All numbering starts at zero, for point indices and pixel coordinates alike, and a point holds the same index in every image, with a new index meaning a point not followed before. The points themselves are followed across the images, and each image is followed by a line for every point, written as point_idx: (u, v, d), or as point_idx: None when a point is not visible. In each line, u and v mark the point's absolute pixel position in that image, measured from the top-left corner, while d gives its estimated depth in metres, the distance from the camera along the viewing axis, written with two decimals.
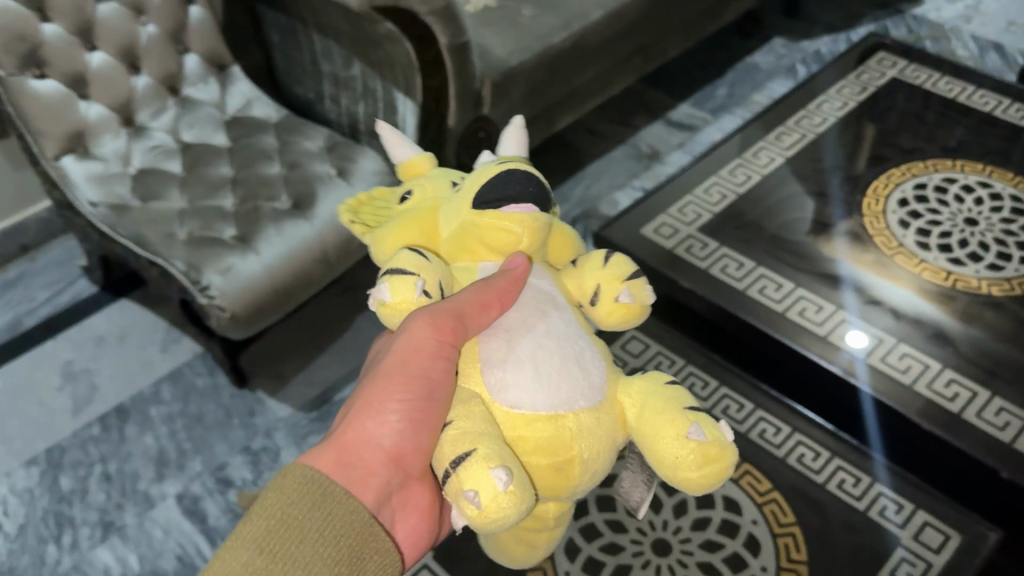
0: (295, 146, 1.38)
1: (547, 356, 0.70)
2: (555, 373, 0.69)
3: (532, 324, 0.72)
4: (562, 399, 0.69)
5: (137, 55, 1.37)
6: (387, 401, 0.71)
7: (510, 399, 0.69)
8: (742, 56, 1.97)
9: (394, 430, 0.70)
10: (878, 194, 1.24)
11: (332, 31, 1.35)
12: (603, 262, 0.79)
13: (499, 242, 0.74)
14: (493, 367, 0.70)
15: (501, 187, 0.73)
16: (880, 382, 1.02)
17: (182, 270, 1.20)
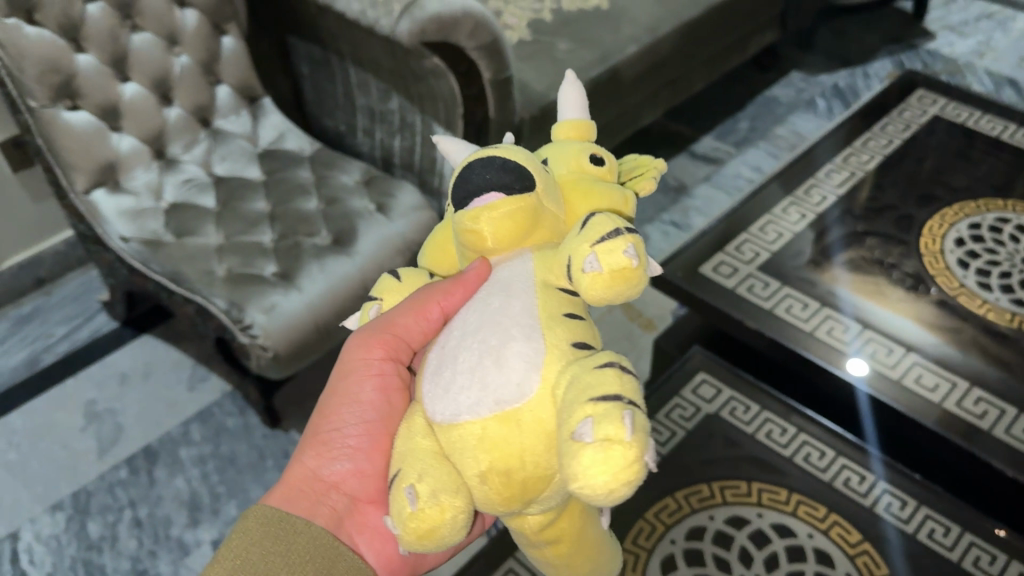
0: (332, 180, 1.35)
1: (466, 356, 0.61)
2: (465, 374, 0.60)
3: (471, 319, 0.65)
4: (480, 399, 0.59)
5: (171, 86, 1.33)
6: (329, 431, 0.77)
7: (433, 406, 0.62)
8: (761, 89, 1.97)
9: (338, 456, 0.76)
10: (932, 233, 1.13)
11: (372, 64, 1.32)
12: (580, 228, 0.65)
13: (473, 243, 0.68)
14: (430, 375, 0.64)
15: (464, 179, 0.67)
16: (946, 422, 0.91)
17: (223, 307, 1.17)
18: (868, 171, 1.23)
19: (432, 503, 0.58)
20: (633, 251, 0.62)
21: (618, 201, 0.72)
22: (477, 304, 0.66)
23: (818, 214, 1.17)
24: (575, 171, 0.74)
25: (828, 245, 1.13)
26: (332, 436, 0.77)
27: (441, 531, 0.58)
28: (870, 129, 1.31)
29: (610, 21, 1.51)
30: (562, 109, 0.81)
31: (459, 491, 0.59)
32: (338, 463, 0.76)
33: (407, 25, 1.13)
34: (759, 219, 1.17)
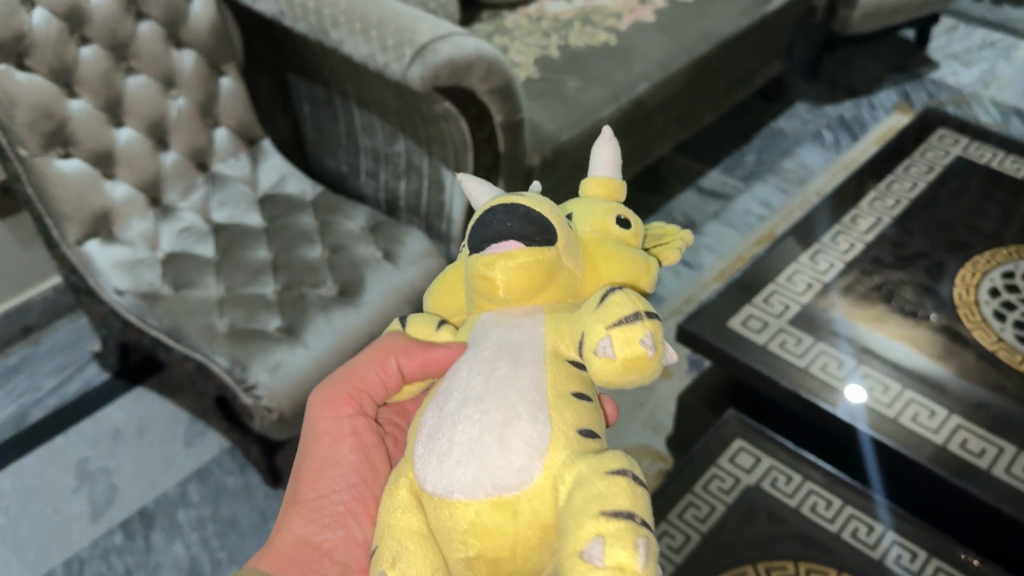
0: (337, 226, 1.30)
1: (464, 428, 0.56)
2: (464, 446, 0.55)
3: (472, 384, 0.59)
4: (472, 478, 0.54)
5: (166, 129, 1.27)
6: (311, 496, 0.77)
7: (423, 475, 0.57)
8: (766, 121, 1.94)
9: (328, 521, 0.76)
10: (965, 283, 1.08)
11: (379, 104, 1.27)
12: (597, 302, 0.60)
13: (484, 290, 0.64)
14: (422, 438, 0.59)
15: (484, 225, 0.63)
16: (999, 491, 0.86)
17: (225, 366, 1.10)
18: (895, 216, 1.19)
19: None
20: (651, 340, 0.58)
21: (638, 272, 0.68)
22: (479, 365, 0.61)
23: (847, 262, 1.13)
24: (599, 231, 0.69)
25: (860, 295, 1.09)
26: (316, 499, 0.77)
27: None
28: (893, 170, 1.27)
29: (620, 57, 1.47)
30: (595, 162, 0.76)
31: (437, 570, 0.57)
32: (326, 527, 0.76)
33: (419, 71, 1.08)
34: (786, 269, 1.12)
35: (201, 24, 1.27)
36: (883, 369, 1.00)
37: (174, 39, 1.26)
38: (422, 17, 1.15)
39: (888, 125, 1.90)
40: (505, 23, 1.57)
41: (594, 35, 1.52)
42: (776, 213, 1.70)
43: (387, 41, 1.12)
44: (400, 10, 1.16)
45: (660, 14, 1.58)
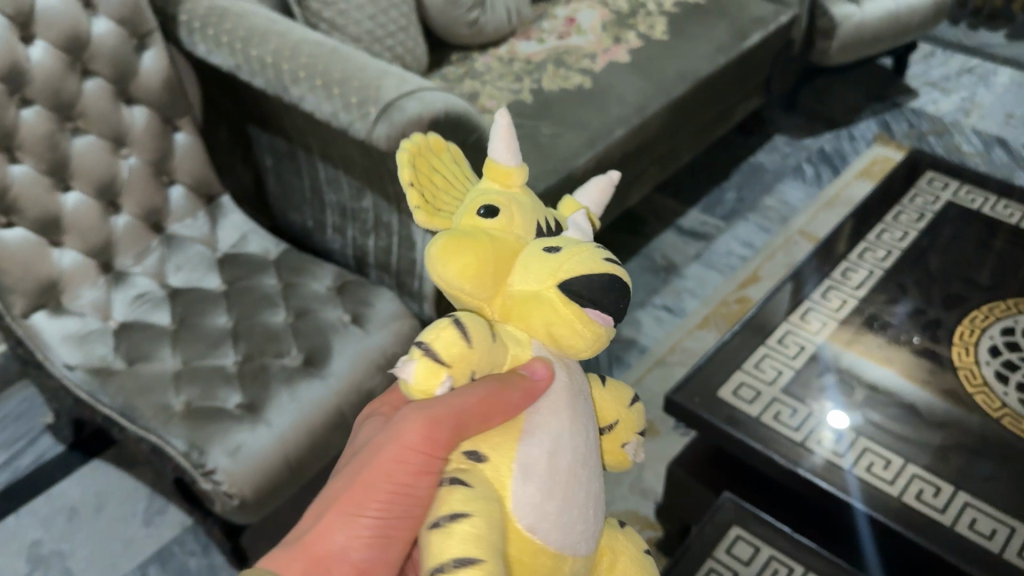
0: (302, 288, 1.23)
1: (575, 486, 0.64)
2: (574, 509, 0.63)
3: (573, 443, 0.65)
4: (572, 539, 0.63)
5: (118, 192, 1.20)
6: (355, 516, 0.55)
7: (526, 519, 0.60)
8: (745, 155, 1.90)
9: (371, 543, 0.54)
10: (963, 342, 1.03)
11: (345, 159, 1.21)
12: (626, 402, 0.75)
13: (566, 336, 0.65)
14: (528, 477, 0.61)
15: (597, 283, 0.64)
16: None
17: (182, 449, 1.02)
18: (887, 269, 1.14)
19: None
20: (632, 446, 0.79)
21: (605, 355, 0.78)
22: (563, 418, 0.65)
23: (840, 321, 1.08)
24: None
25: (854, 357, 1.03)
26: (367, 511, 0.55)
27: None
28: (882, 219, 1.22)
29: (596, 101, 1.41)
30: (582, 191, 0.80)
31: None
32: (362, 552, 0.54)
33: (385, 130, 1.02)
34: (775, 330, 1.06)
35: (152, 78, 1.20)
36: (883, 441, 0.94)
37: (125, 95, 1.19)
38: (387, 71, 1.09)
39: (870, 158, 1.86)
40: (475, 66, 1.51)
41: (568, 77, 1.47)
42: (759, 253, 1.65)
43: (351, 98, 1.05)
44: (364, 64, 1.09)
45: (635, 53, 1.53)
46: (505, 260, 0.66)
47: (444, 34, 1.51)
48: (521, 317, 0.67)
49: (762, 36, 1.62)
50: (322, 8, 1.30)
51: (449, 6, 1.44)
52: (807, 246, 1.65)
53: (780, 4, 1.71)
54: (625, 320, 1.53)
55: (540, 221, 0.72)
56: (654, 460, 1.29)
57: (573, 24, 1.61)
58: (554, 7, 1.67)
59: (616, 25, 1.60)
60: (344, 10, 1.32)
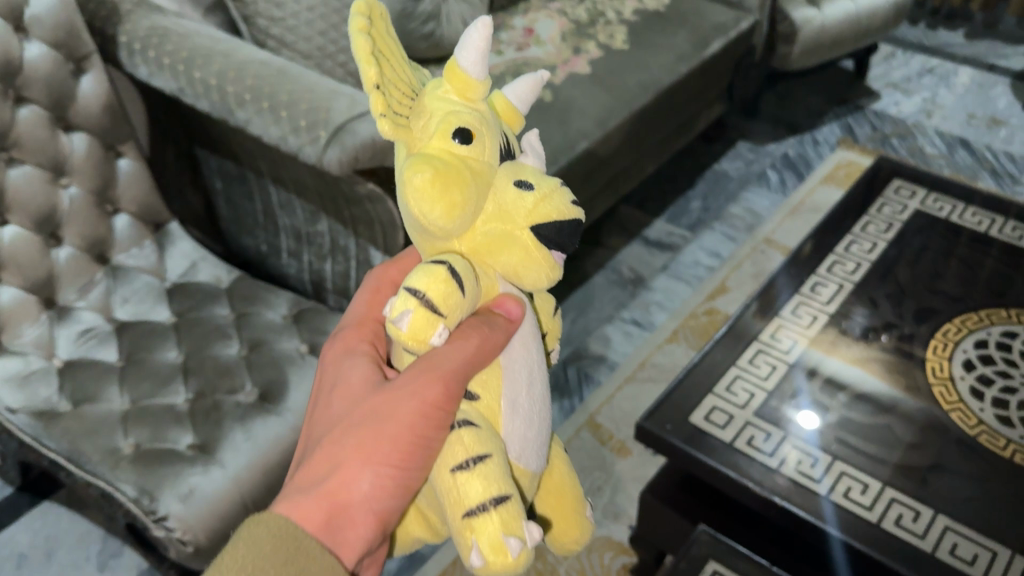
0: (256, 317, 1.18)
1: (542, 411, 0.69)
2: (543, 436, 0.69)
3: (536, 372, 0.69)
4: (540, 457, 0.69)
5: (58, 223, 1.14)
6: (378, 466, 0.64)
7: (514, 449, 0.66)
8: (709, 163, 1.88)
9: (390, 489, 0.64)
10: (936, 357, 1.01)
11: (297, 183, 1.16)
12: (552, 310, 0.78)
13: (532, 278, 0.65)
14: (516, 412, 0.66)
15: (565, 227, 0.64)
16: None
17: (131, 496, 0.96)
18: (857, 282, 1.12)
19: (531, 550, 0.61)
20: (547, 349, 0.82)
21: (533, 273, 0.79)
22: (531, 350, 0.69)
23: (812, 339, 1.05)
24: None
25: (828, 376, 1.01)
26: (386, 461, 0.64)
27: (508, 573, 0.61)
28: (851, 230, 1.19)
29: (557, 114, 1.38)
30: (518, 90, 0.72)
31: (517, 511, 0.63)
32: (382, 498, 0.64)
33: (336, 154, 0.97)
34: (746, 350, 1.03)
35: (91, 104, 1.15)
36: (860, 465, 0.91)
37: (63, 122, 1.13)
38: (338, 91, 1.04)
39: (834, 162, 1.85)
40: None
41: None
42: (726, 263, 1.62)
43: (300, 121, 1.00)
44: (314, 85, 1.05)
45: (595, 64, 1.50)
46: (482, 198, 0.62)
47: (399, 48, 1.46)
48: (490, 253, 0.65)
49: (722, 43, 1.60)
50: (269, 25, 1.27)
51: (403, 19, 1.40)
52: (774, 254, 1.63)
53: (741, 10, 1.69)
54: (593, 336, 1.50)
55: (503, 140, 0.67)
56: (626, 482, 1.26)
57: (532, 35, 1.56)
58: (511, 16, 1.62)
59: (575, 35, 1.56)
60: (292, 27, 1.28)
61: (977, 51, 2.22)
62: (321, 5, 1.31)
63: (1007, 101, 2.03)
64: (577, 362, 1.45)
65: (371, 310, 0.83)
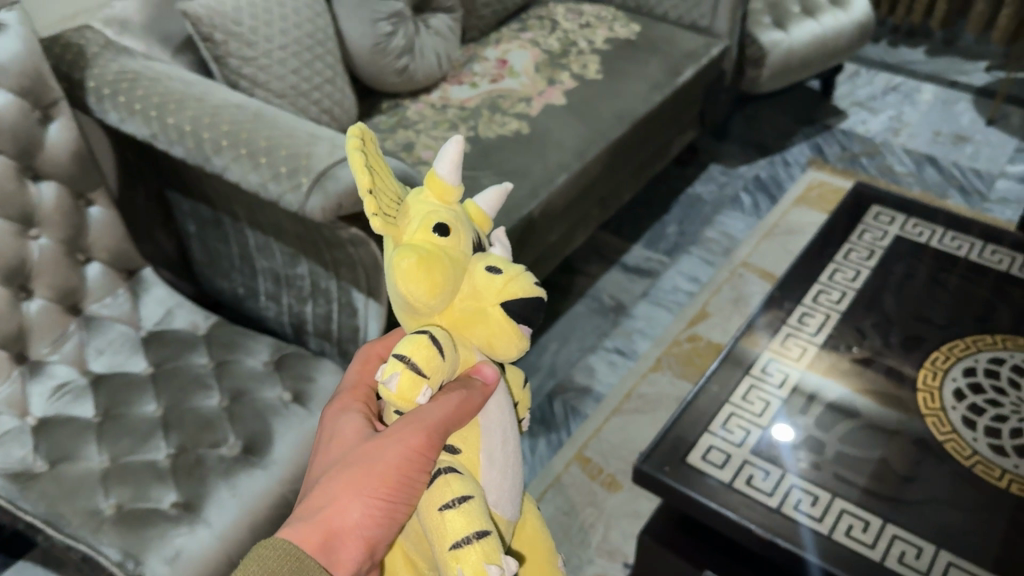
0: (236, 366, 1.15)
1: (517, 466, 0.72)
2: (517, 485, 0.72)
3: (510, 432, 0.73)
4: (512, 513, 0.73)
5: (28, 275, 1.10)
6: (368, 498, 0.65)
7: (493, 498, 0.69)
8: (683, 187, 1.88)
9: (378, 520, 0.65)
10: (927, 388, 1.02)
11: (275, 227, 1.13)
12: (522, 382, 0.81)
13: (503, 350, 0.69)
14: (493, 464, 0.69)
15: (532, 303, 0.68)
16: None
17: (115, 560, 0.93)
18: (843, 311, 1.12)
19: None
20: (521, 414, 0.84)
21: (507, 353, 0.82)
22: (505, 406, 0.72)
23: (803, 372, 1.04)
24: None
25: (824, 410, 1.00)
26: (375, 495, 0.65)
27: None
28: (834, 258, 1.20)
29: (534, 148, 1.37)
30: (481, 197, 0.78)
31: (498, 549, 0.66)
32: (370, 529, 0.65)
33: (318, 202, 0.95)
34: (738, 385, 1.02)
35: (60, 152, 1.12)
36: (859, 501, 0.90)
37: (31, 170, 1.10)
38: (317, 135, 1.02)
39: (806, 183, 1.87)
40: (407, 114, 1.45)
41: (504, 123, 1.42)
42: (705, 288, 1.62)
43: (280, 168, 0.98)
44: (292, 129, 1.03)
45: (570, 95, 1.49)
46: (458, 278, 0.66)
47: (372, 83, 1.45)
48: (466, 329, 0.69)
49: (695, 70, 1.60)
50: (242, 65, 1.23)
51: (376, 54, 1.39)
52: (752, 277, 1.64)
53: (711, 36, 1.70)
54: (577, 367, 1.49)
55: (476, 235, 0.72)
56: (618, 518, 1.24)
57: (505, 66, 1.56)
58: (483, 47, 1.61)
59: (549, 65, 1.56)
60: (265, 66, 1.25)
61: (939, 67, 2.25)
62: (293, 42, 1.28)
63: (971, 117, 2.06)
64: (562, 395, 1.44)
65: (363, 375, 0.82)
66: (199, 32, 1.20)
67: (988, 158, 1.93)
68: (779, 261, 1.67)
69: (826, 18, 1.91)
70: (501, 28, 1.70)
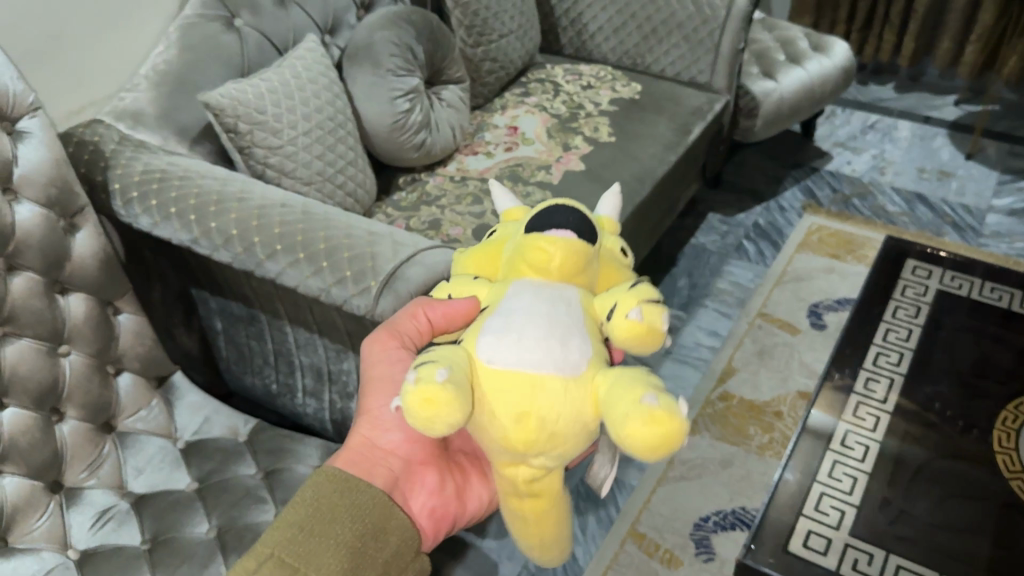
0: (287, 473, 1.08)
1: (535, 321, 0.66)
2: (535, 339, 0.64)
3: (525, 300, 0.68)
4: (528, 359, 0.64)
5: (61, 396, 1.01)
6: (373, 417, 0.81)
7: (488, 355, 0.65)
8: (685, 238, 1.88)
9: (386, 424, 0.81)
10: (1005, 449, 1.03)
11: (323, 324, 1.07)
12: (630, 285, 0.71)
13: (536, 259, 0.71)
14: (490, 331, 0.67)
15: (550, 216, 0.73)
16: None
17: None
18: (905, 373, 1.12)
19: (451, 386, 0.60)
20: (641, 312, 0.68)
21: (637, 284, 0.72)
22: (543, 295, 0.69)
23: (882, 444, 1.03)
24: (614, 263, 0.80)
25: (907, 476, 1.00)
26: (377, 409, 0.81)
27: (437, 421, 0.60)
28: (883, 317, 1.20)
29: None
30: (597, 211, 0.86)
31: (494, 397, 0.64)
32: (386, 434, 0.81)
33: (390, 304, 0.90)
34: (821, 462, 1.01)
35: (87, 261, 1.04)
36: None
37: (58, 284, 1.01)
38: (376, 233, 0.99)
39: (805, 229, 1.89)
40: (427, 189, 1.42)
41: (528, 194, 1.39)
42: (728, 342, 1.61)
43: (345, 271, 0.93)
44: (348, 228, 0.99)
45: (588, 159, 1.48)
46: (491, 246, 0.83)
47: (389, 158, 1.42)
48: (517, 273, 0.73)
49: (702, 127, 1.61)
50: (267, 154, 1.19)
51: (395, 129, 1.36)
52: (772, 329, 1.64)
53: (710, 91, 1.71)
54: None
55: None
56: None
57: (517, 133, 1.55)
58: (491, 114, 1.60)
59: (560, 130, 1.55)
60: (291, 154, 1.21)
61: (910, 104, 2.32)
62: (316, 127, 1.25)
63: (950, 152, 2.12)
64: None
65: None
66: (222, 123, 1.15)
67: (974, 193, 1.98)
68: (794, 310, 1.68)
69: (811, 65, 1.93)
70: (503, 94, 1.69)
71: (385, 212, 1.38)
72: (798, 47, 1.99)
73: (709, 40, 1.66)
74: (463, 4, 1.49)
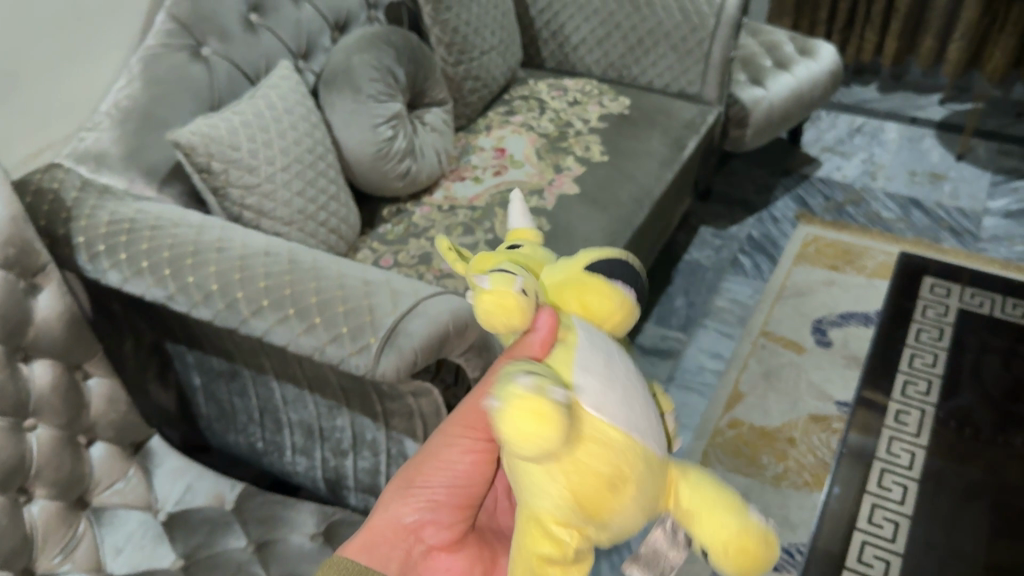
0: (280, 545, 0.99)
1: (631, 387, 0.57)
2: (637, 406, 0.56)
3: (614, 356, 0.59)
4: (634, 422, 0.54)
5: (29, 474, 0.90)
6: (407, 493, 0.66)
7: (594, 398, 0.53)
8: (679, 254, 1.81)
9: (423, 505, 0.66)
10: None
11: (314, 380, 0.97)
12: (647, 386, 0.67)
13: (595, 307, 0.61)
14: (587, 371, 0.55)
15: (617, 265, 0.64)
16: None
17: None
18: (936, 403, 1.08)
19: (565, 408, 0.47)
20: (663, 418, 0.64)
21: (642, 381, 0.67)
22: (617, 353, 0.60)
23: (921, 480, 0.99)
24: None
25: (949, 511, 0.93)
26: (420, 486, 0.66)
27: (541, 444, 0.47)
28: (907, 343, 1.17)
29: (562, 244, 1.27)
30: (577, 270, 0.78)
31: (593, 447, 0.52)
32: (415, 516, 0.66)
33: (392, 362, 0.82)
34: (861, 509, 0.99)
35: (51, 323, 0.94)
36: None
37: (21, 352, 0.90)
38: (370, 282, 0.90)
39: (801, 240, 1.83)
40: (414, 220, 1.34)
41: None
42: (732, 364, 1.55)
43: (341, 327, 0.84)
44: (340, 278, 0.90)
45: (582, 181, 1.40)
46: (533, 258, 0.66)
47: (372, 189, 1.33)
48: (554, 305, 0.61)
49: (697, 140, 1.55)
50: (244, 194, 1.10)
51: (379, 159, 1.28)
52: (777, 348, 1.58)
53: (702, 103, 1.64)
54: None
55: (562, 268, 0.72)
56: None
57: (505, 155, 1.47)
58: (476, 136, 1.53)
59: (550, 150, 1.48)
60: (269, 192, 1.12)
61: (894, 105, 2.29)
62: (295, 161, 1.16)
63: (940, 154, 2.08)
64: None
65: None
66: (194, 163, 1.06)
67: (968, 195, 1.94)
68: (798, 327, 1.62)
69: (799, 70, 1.88)
70: (486, 113, 1.61)
71: (370, 247, 1.29)
72: (784, 51, 1.93)
73: (698, 49, 1.59)
74: (442, 21, 1.41)
